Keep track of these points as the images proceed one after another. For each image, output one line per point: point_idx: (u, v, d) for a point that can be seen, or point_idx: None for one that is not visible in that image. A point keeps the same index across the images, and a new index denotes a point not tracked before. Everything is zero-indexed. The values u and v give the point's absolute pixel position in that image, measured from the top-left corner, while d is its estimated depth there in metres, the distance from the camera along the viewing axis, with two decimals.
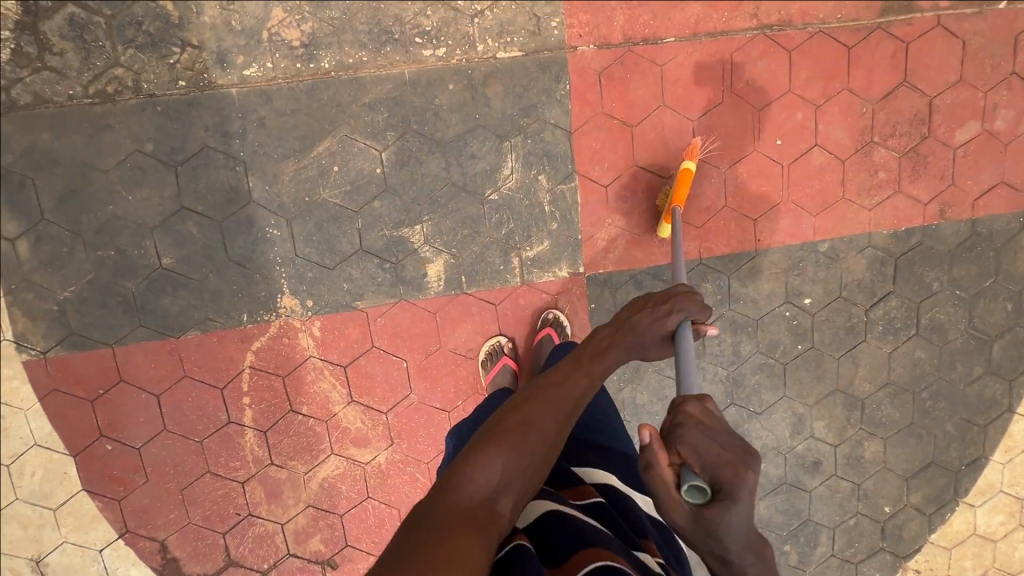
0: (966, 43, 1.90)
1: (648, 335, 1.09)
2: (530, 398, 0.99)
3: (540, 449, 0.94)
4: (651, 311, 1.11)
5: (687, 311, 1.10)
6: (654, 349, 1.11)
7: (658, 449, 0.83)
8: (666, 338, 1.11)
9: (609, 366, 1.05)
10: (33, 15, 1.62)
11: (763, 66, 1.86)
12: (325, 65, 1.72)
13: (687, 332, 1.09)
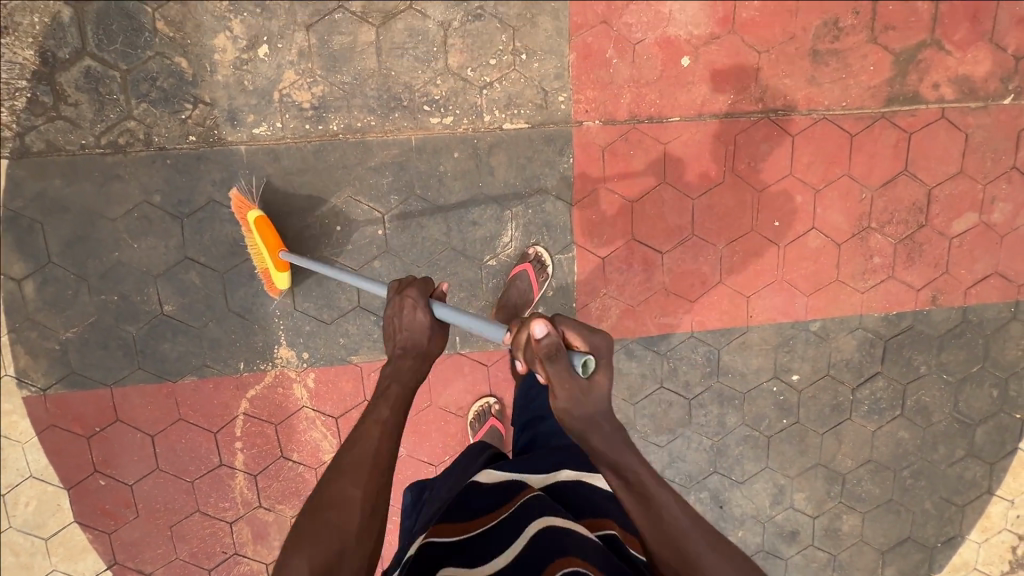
0: (969, 137, 1.92)
1: (408, 333, 1.22)
2: (338, 467, 1.08)
3: (352, 525, 1.02)
4: (398, 308, 1.23)
5: (422, 291, 1.24)
6: (431, 341, 1.24)
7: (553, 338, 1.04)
8: (438, 323, 1.25)
9: (387, 396, 1.17)
10: (49, 66, 1.65)
11: (765, 149, 1.88)
12: (333, 127, 1.75)
13: (438, 305, 1.23)
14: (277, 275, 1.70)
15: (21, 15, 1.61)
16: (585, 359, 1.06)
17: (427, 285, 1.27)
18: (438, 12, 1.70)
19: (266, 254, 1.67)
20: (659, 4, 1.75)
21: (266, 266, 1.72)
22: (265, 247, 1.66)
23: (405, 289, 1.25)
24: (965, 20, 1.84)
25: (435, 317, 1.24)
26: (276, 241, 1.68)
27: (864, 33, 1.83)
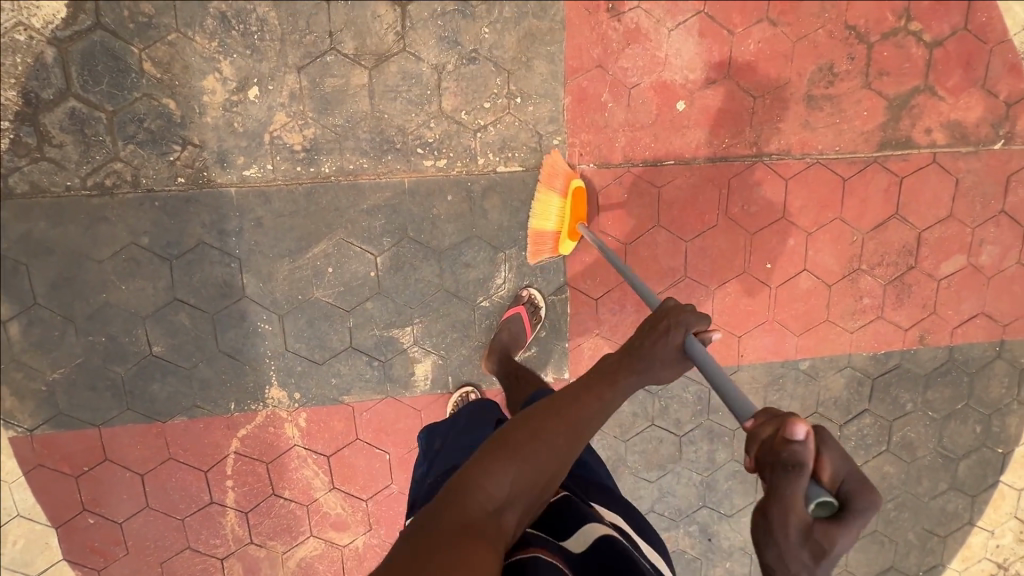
0: (959, 180, 1.94)
1: (656, 358, 1.07)
2: (541, 411, 1.02)
3: (549, 467, 0.98)
4: (652, 329, 1.09)
5: (687, 322, 1.08)
6: (664, 367, 1.08)
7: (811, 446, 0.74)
8: (678, 354, 1.08)
9: (622, 392, 1.05)
10: (33, 106, 1.61)
11: (758, 192, 1.88)
12: (325, 169, 1.73)
13: (694, 342, 1.06)
14: None
15: (3, 55, 1.57)
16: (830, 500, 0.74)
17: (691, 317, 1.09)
18: (431, 55, 1.68)
19: None
20: (655, 48, 1.74)
21: None
22: None
23: (661, 313, 1.11)
24: (959, 66, 1.85)
25: (684, 352, 1.08)
26: None
27: (859, 78, 1.83)
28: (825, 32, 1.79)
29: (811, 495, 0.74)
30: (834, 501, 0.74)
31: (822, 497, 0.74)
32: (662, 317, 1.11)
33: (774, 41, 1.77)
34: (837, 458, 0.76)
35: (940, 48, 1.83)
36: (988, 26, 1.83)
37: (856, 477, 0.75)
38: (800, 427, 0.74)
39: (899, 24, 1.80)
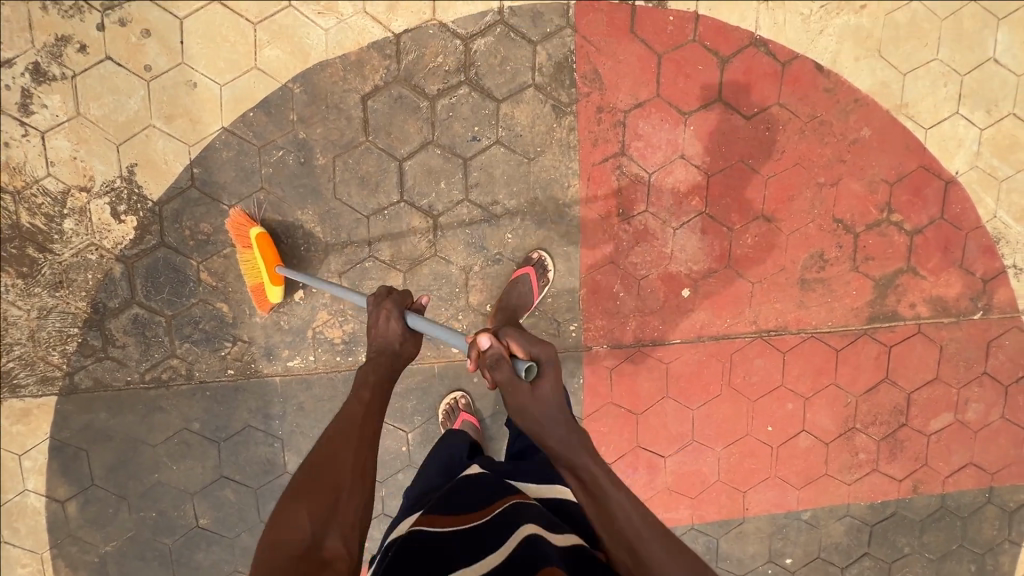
0: (943, 347, 2.10)
1: (378, 335, 1.29)
2: (326, 442, 1.11)
3: (345, 465, 1.07)
4: (375, 307, 1.30)
5: (395, 303, 1.31)
6: (404, 343, 1.29)
7: (497, 343, 1.08)
8: (405, 332, 1.30)
9: (370, 382, 1.21)
10: (100, 314, 1.78)
11: (758, 363, 2.04)
12: (362, 358, 1.89)
13: (410, 315, 1.29)
14: (271, 289, 1.72)
15: (76, 272, 1.74)
16: (529, 365, 1.06)
17: (402, 296, 1.35)
18: (460, 258, 1.85)
19: (263, 270, 1.69)
20: (661, 245, 1.92)
21: (259, 283, 1.73)
22: (263, 263, 1.68)
23: (383, 299, 1.32)
24: (937, 250, 2.03)
25: (410, 328, 1.30)
26: (274, 257, 1.70)
27: (847, 262, 2.01)
28: (815, 224, 1.97)
29: (517, 369, 1.06)
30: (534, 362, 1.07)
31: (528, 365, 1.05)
32: (379, 304, 1.32)
33: (769, 234, 1.95)
34: (519, 338, 1.09)
35: (919, 235, 2.01)
36: (964, 214, 2.01)
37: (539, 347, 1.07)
38: (485, 337, 1.08)
39: (882, 215, 1.99)
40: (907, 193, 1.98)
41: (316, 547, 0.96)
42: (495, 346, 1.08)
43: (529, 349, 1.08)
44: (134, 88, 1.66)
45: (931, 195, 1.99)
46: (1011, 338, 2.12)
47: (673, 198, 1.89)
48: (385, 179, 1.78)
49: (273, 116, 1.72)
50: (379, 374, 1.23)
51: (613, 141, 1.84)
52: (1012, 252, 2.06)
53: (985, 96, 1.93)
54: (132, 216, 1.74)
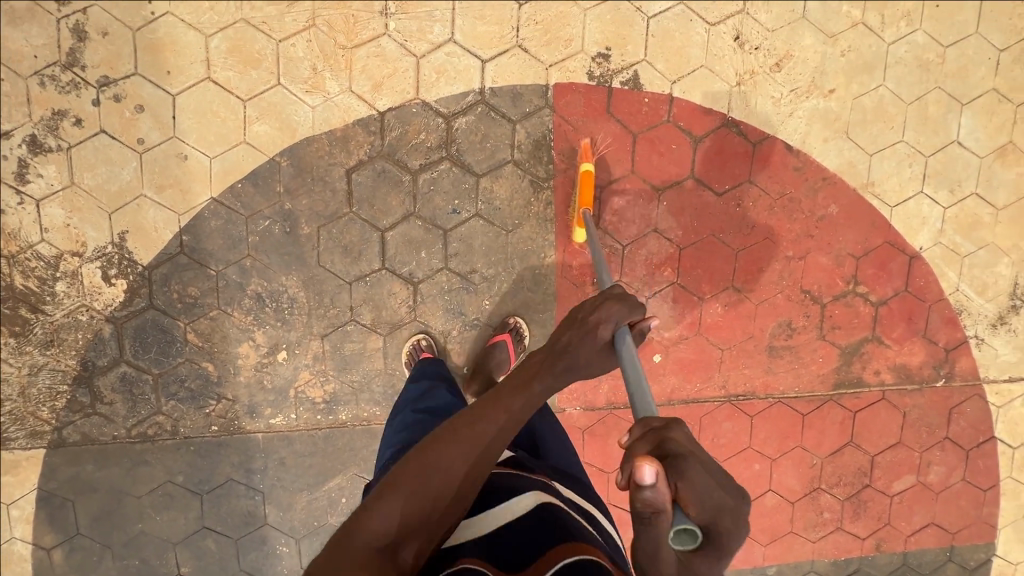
0: (906, 413, 2.18)
1: (581, 355, 1.05)
2: (432, 443, 0.97)
3: (446, 490, 0.95)
4: (582, 324, 1.08)
5: (620, 316, 1.09)
6: (593, 364, 1.07)
7: (664, 489, 0.78)
8: (606, 350, 1.08)
9: (533, 401, 1.00)
10: (89, 371, 1.84)
11: (727, 426, 2.11)
12: (342, 416, 1.95)
13: (625, 339, 1.07)
14: None
15: (67, 332, 1.81)
16: (693, 530, 0.79)
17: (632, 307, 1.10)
18: (439, 323, 1.92)
19: None
20: None
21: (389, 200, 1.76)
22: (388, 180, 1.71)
23: (601, 304, 1.09)
24: (901, 321, 2.11)
25: (614, 346, 1.09)
26: None
27: (814, 331, 2.08)
28: (783, 295, 2.04)
29: (675, 527, 0.79)
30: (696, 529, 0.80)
31: (686, 526, 0.79)
32: (594, 312, 1.09)
33: (738, 303, 2.03)
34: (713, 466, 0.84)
35: (884, 306, 2.09)
36: (928, 287, 2.09)
37: (716, 508, 0.80)
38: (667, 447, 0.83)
39: (848, 287, 2.06)
40: (873, 267, 2.05)
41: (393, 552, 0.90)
42: (663, 493, 0.78)
43: (702, 509, 0.80)
44: (127, 160, 1.73)
45: (896, 269, 2.06)
46: (972, 404, 2.20)
47: (646, 269, 1.96)
48: (367, 248, 1.85)
49: (260, 188, 1.79)
50: (543, 388, 1.00)
51: (588, 214, 1.90)
52: (973, 323, 2.14)
53: (948, 176, 2.01)
54: (122, 280, 1.80)
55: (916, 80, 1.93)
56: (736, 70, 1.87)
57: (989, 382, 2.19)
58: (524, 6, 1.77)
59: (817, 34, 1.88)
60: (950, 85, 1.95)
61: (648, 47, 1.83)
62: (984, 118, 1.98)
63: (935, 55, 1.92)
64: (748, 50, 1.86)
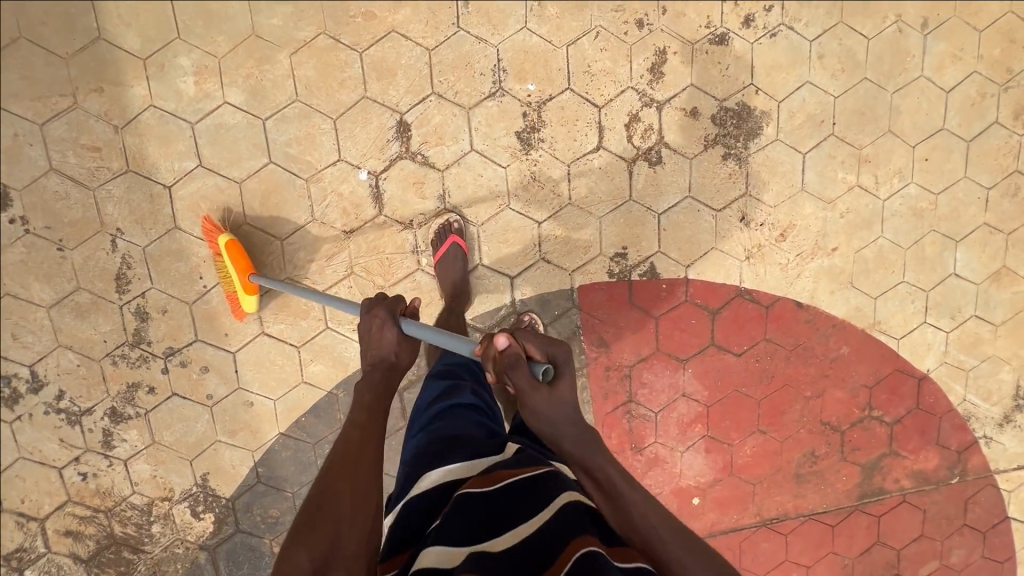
0: (925, 509, 2.37)
1: (385, 349, 1.26)
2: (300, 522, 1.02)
3: (343, 509, 1.03)
4: (372, 323, 1.28)
5: (393, 306, 1.30)
6: (399, 356, 1.27)
7: (515, 342, 1.10)
8: (408, 343, 1.28)
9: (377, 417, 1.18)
10: None
11: (764, 545, 2.31)
12: None
13: (408, 323, 1.28)
14: None
15: (168, 562, 2.00)
16: (546, 365, 1.10)
17: (395, 303, 1.31)
18: None
19: None
20: (672, 467, 2.18)
21: None
22: None
23: (376, 308, 1.29)
24: (915, 434, 2.29)
25: (406, 335, 1.28)
26: None
27: (836, 454, 2.26)
28: (805, 429, 2.22)
29: (534, 367, 1.10)
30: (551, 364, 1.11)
31: (542, 364, 1.10)
32: (374, 314, 1.28)
33: (765, 443, 2.21)
34: (539, 341, 1.12)
35: (898, 424, 2.26)
36: (937, 402, 2.26)
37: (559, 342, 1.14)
38: (500, 338, 1.10)
39: (864, 413, 2.23)
40: (885, 393, 2.22)
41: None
42: (512, 346, 1.10)
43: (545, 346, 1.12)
44: (200, 414, 1.89)
45: (906, 391, 2.23)
46: (986, 494, 2.39)
47: (678, 428, 2.14)
48: None
49: (321, 417, 1.94)
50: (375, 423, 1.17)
51: (621, 391, 2.07)
52: (981, 426, 2.31)
53: (948, 305, 2.16)
54: (210, 512, 1.98)
55: (912, 227, 2.06)
56: (743, 246, 2.00)
57: (1000, 473, 2.37)
58: (543, 222, 1.88)
59: (817, 203, 2.00)
60: (945, 226, 2.08)
61: (661, 239, 1.95)
62: (978, 250, 2.12)
63: (927, 203, 2.05)
64: (753, 227, 1.99)
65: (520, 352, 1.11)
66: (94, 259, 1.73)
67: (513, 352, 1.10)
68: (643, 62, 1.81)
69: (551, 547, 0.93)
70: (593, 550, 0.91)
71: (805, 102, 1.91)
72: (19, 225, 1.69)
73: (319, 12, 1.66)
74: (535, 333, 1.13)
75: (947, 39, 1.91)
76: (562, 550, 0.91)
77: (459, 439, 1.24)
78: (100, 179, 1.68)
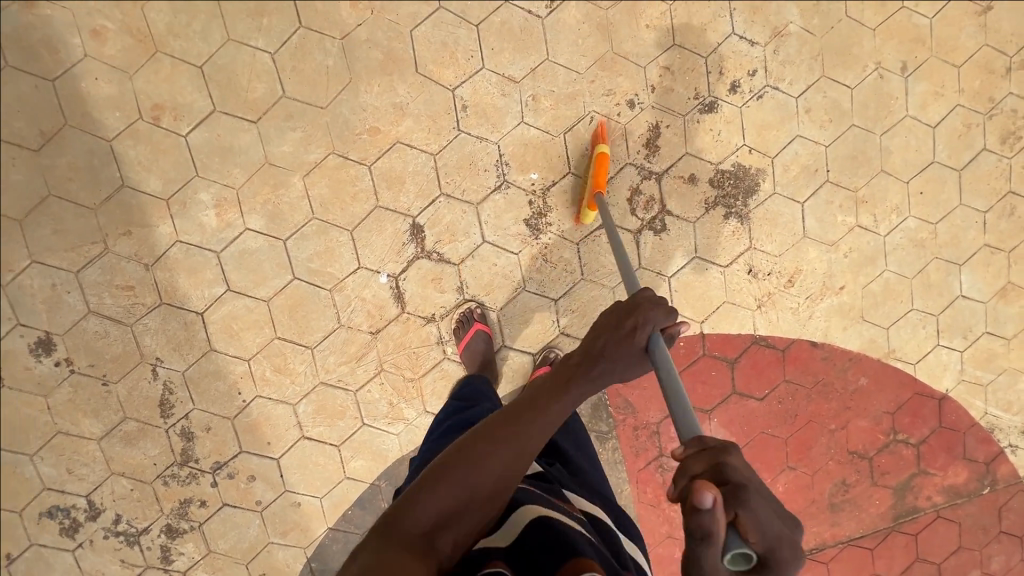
0: (960, 522, 2.40)
1: (618, 360, 1.00)
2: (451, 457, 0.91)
3: (481, 487, 0.89)
4: (616, 330, 1.01)
5: (653, 321, 1.02)
6: (625, 371, 1.02)
7: (721, 516, 0.71)
8: (639, 356, 1.02)
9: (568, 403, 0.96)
10: None
11: None
12: None
13: (659, 342, 1.01)
14: None
15: None
16: (747, 553, 0.74)
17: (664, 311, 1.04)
18: None
19: None
20: None
21: None
22: None
23: (622, 307, 1.05)
24: (942, 451, 2.33)
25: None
26: None
27: (866, 480, 2.31)
28: (834, 460, 2.27)
29: (728, 549, 0.73)
30: (753, 556, 0.74)
31: (742, 552, 0.73)
32: (627, 315, 1.03)
33: (796, 478, 2.26)
34: (765, 524, 0.73)
35: (924, 444, 2.31)
36: (960, 418, 2.31)
37: (776, 536, 0.73)
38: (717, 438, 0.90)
39: (889, 437, 2.28)
40: (908, 416, 2.27)
41: (433, 545, 0.85)
42: (718, 519, 0.71)
43: (761, 536, 0.73)
44: (250, 519, 1.95)
45: (928, 412, 2.28)
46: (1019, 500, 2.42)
47: None
48: None
49: (367, 508, 2.00)
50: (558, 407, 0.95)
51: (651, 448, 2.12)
52: (1005, 435, 2.36)
53: (959, 326, 2.21)
54: None
55: (915, 257, 2.12)
56: (754, 296, 2.06)
57: None
58: (558, 296, 1.94)
59: (820, 246, 2.06)
60: (947, 253, 2.13)
61: (674, 300, 2.02)
62: (982, 270, 2.17)
63: (927, 233, 2.11)
64: (761, 277, 2.05)
65: (721, 524, 0.72)
66: (138, 388, 1.81)
67: (711, 525, 0.71)
68: (637, 139, 1.88)
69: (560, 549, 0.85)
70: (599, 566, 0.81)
71: (798, 155, 1.97)
72: (64, 367, 1.77)
73: (326, 135, 1.74)
74: (762, 513, 0.73)
75: (927, 79, 1.98)
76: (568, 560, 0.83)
77: None
78: (136, 314, 1.76)
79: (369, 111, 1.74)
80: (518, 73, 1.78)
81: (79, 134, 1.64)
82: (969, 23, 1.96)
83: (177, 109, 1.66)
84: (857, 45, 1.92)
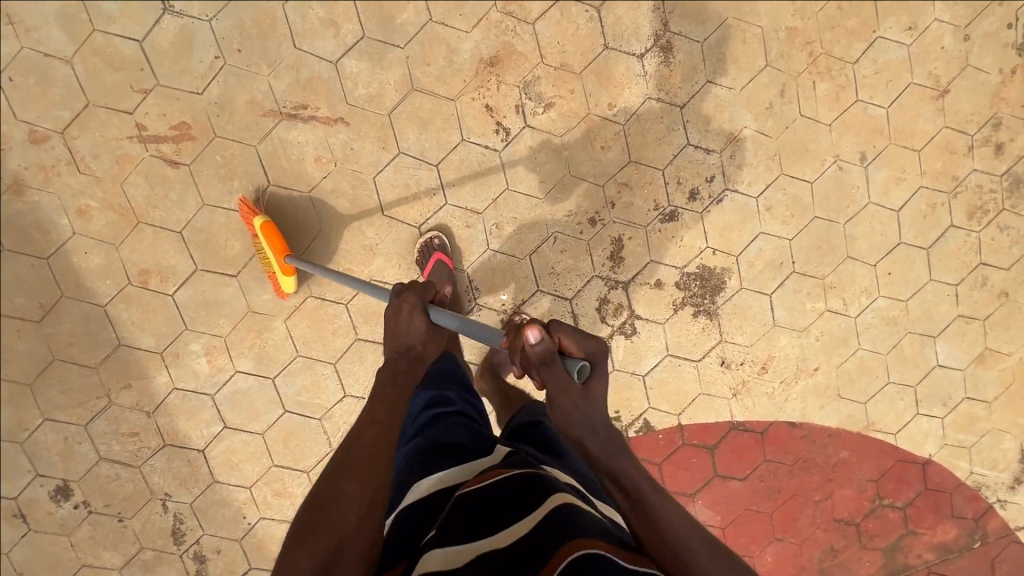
0: None
1: (408, 339, 1.15)
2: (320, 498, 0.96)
3: (345, 510, 0.95)
4: (394, 315, 1.16)
5: (419, 295, 1.17)
6: (425, 343, 1.17)
7: (549, 342, 0.98)
8: (427, 324, 1.16)
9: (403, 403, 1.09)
10: None
11: None
12: None
13: (437, 311, 1.16)
14: None
15: None
16: (583, 364, 0.99)
17: (425, 288, 1.20)
18: None
19: None
20: None
21: None
22: None
23: (404, 294, 1.17)
24: (929, 512, 2.36)
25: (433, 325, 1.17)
26: None
27: (855, 544, 2.34)
28: (820, 528, 2.31)
29: (571, 366, 0.99)
30: (587, 364, 1.00)
31: (578, 365, 0.99)
32: (398, 303, 1.17)
33: (784, 548, 2.31)
34: (581, 340, 1.01)
35: (910, 506, 2.34)
36: (945, 479, 2.34)
37: (596, 346, 1.02)
38: (533, 332, 0.96)
39: (875, 503, 2.32)
40: (892, 482, 2.31)
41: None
42: (546, 345, 0.97)
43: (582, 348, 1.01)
44: None
45: (911, 476, 2.32)
46: (1012, 551, 2.42)
47: None
48: None
49: None
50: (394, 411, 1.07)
51: None
52: (993, 491, 2.38)
53: (938, 395, 2.24)
54: None
55: (887, 334, 2.15)
56: (728, 386, 2.12)
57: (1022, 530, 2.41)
58: None
59: (791, 333, 2.10)
60: (920, 327, 2.16)
61: (650, 397, 2.08)
62: (957, 340, 2.19)
63: (899, 310, 2.13)
64: (734, 367, 2.11)
65: (552, 350, 0.98)
66: (151, 521, 1.95)
67: (547, 353, 0.98)
68: (601, 252, 1.94)
69: (547, 541, 0.79)
70: (597, 551, 0.78)
71: (762, 251, 2.01)
72: (83, 508, 1.91)
73: (303, 280, 1.83)
74: (574, 329, 1.01)
75: (887, 166, 2.00)
76: (561, 545, 0.78)
77: (449, 450, 1.12)
78: (143, 456, 1.90)
79: (341, 255, 1.83)
80: (480, 205, 1.85)
81: (76, 303, 1.77)
82: (926, 109, 1.97)
83: (162, 272, 1.77)
84: (814, 141, 1.95)
